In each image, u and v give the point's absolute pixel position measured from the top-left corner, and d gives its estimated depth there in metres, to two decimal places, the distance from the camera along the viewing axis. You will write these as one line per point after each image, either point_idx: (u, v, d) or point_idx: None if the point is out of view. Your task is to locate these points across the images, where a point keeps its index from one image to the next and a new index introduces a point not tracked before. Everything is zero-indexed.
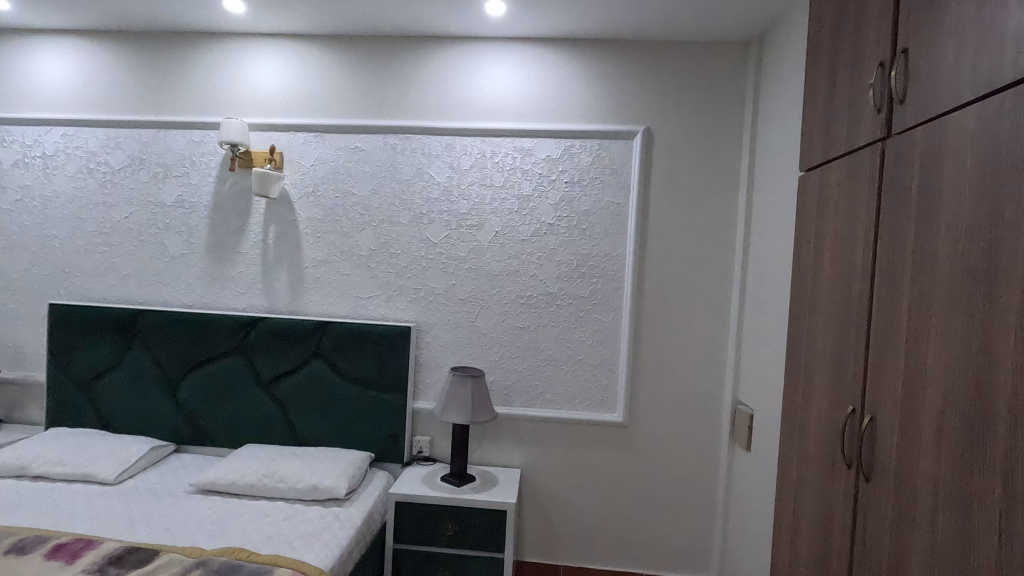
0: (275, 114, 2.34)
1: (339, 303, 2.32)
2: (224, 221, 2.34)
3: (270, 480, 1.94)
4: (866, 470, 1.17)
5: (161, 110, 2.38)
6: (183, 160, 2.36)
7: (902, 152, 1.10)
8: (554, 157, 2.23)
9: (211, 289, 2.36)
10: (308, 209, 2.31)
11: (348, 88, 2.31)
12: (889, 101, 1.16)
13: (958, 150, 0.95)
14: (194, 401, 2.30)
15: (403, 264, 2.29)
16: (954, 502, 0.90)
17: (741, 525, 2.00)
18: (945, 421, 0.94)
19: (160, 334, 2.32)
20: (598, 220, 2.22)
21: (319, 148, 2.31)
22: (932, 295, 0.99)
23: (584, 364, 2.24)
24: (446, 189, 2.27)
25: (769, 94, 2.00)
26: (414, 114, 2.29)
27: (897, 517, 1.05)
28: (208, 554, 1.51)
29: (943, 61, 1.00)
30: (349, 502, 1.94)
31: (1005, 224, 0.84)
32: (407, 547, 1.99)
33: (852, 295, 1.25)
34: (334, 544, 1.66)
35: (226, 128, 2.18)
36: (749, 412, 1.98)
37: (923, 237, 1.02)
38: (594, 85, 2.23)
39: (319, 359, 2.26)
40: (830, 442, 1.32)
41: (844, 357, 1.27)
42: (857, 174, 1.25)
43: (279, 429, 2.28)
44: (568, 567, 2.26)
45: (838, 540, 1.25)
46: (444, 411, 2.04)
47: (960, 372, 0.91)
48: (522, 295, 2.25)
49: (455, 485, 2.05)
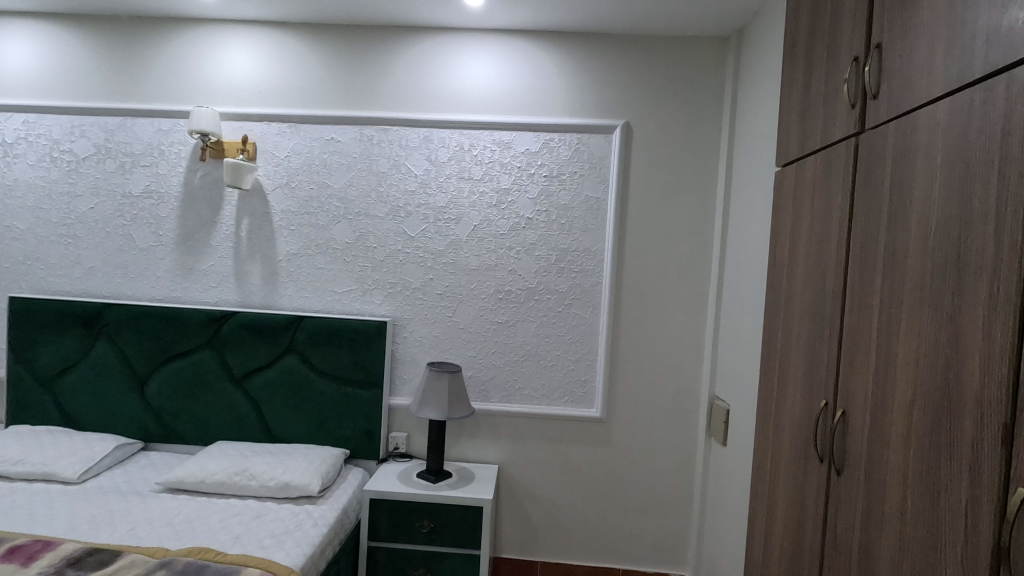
0: (248, 104, 2.28)
1: (314, 297, 2.28)
2: (195, 212, 2.28)
3: (241, 478, 1.90)
4: (838, 464, 1.17)
5: (128, 97, 2.31)
6: (151, 150, 2.29)
7: (876, 147, 1.09)
8: (532, 151, 2.20)
9: (181, 283, 2.31)
10: (282, 201, 2.26)
11: (323, 77, 2.26)
12: (863, 97, 1.16)
13: (929, 145, 0.94)
14: (164, 397, 2.25)
15: (380, 257, 2.25)
16: (922, 495, 0.90)
17: (718, 520, 2.01)
18: (913, 416, 0.94)
19: (127, 328, 2.25)
20: (576, 215, 2.20)
21: (293, 139, 2.26)
22: (903, 290, 0.99)
23: (562, 359, 2.23)
24: (423, 182, 2.23)
25: (748, 90, 2.00)
26: (390, 105, 2.25)
27: (867, 511, 1.05)
28: (173, 555, 1.48)
29: (916, 57, 1.00)
30: (323, 500, 1.91)
31: (974, 218, 0.84)
32: (382, 544, 1.97)
33: (825, 291, 1.25)
34: (306, 543, 1.63)
35: (197, 116, 2.11)
36: (726, 407, 1.98)
37: (894, 232, 1.02)
38: (573, 78, 2.20)
39: (293, 354, 2.23)
40: (803, 436, 1.33)
41: (818, 352, 1.27)
42: (832, 170, 1.25)
43: (252, 425, 2.23)
44: (546, 563, 2.26)
45: (810, 534, 1.26)
46: (420, 407, 2.02)
47: (929, 366, 0.91)
48: (500, 290, 2.23)
49: (432, 482, 2.03)
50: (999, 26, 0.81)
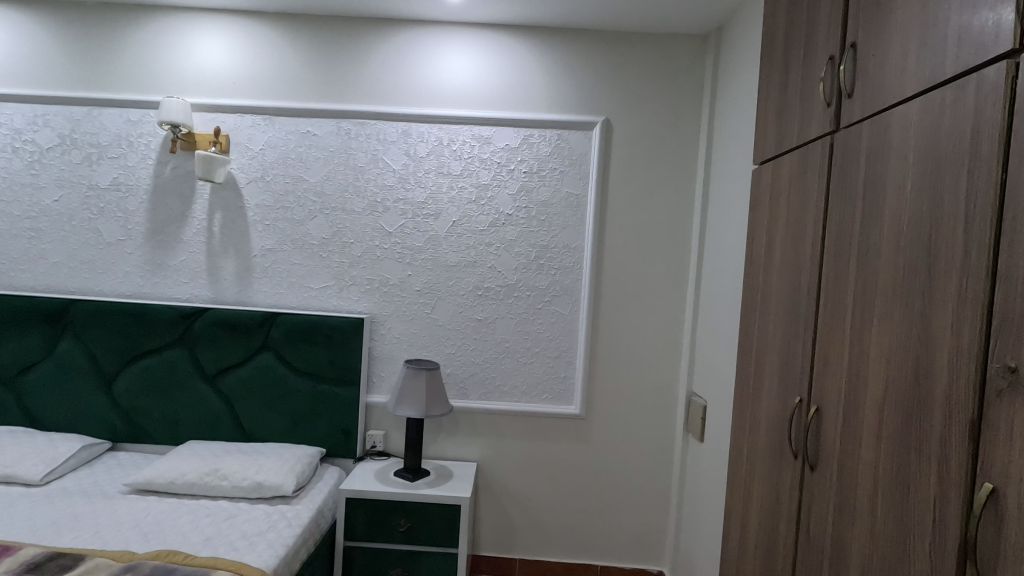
0: (221, 95, 2.22)
1: (289, 293, 2.23)
2: (165, 206, 2.22)
3: (213, 478, 1.86)
4: (812, 460, 1.18)
5: (95, 86, 2.23)
6: (119, 140, 2.22)
7: (850, 145, 1.10)
8: (512, 146, 2.19)
9: (150, 278, 2.24)
10: (256, 195, 2.21)
11: (299, 69, 2.21)
12: (838, 96, 1.16)
13: (902, 144, 0.95)
14: (132, 396, 2.19)
15: (357, 253, 2.22)
16: (893, 491, 0.91)
17: (695, 517, 2.02)
18: (884, 411, 0.95)
19: (94, 325, 2.19)
20: (556, 211, 2.20)
21: (268, 132, 2.21)
22: (876, 288, 1.00)
23: (541, 356, 2.22)
24: (402, 177, 2.20)
25: (727, 88, 2.01)
26: (368, 98, 2.21)
27: (839, 507, 1.06)
28: (139, 558, 1.44)
29: (890, 56, 1.00)
30: (297, 499, 1.88)
31: (945, 217, 0.85)
32: (358, 544, 1.94)
33: (800, 288, 1.27)
34: (279, 544, 1.60)
35: (167, 107, 2.05)
36: (703, 404, 2.00)
37: (867, 230, 1.03)
38: (554, 74, 2.19)
39: (267, 351, 2.18)
40: (778, 433, 1.34)
41: (793, 348, 1.28)
42: (807, 168, 1.26)
43: (224, 424, 2.18)
44: (525, 561, 2.25)
45: (784, 529, 1.27)
46: (397, 405, 1.99)
47: (900, 362, 0.92)
48: (479, 286, 2.21)
49: (409, 480, 2.01)
50: (970, 27, 0.81)
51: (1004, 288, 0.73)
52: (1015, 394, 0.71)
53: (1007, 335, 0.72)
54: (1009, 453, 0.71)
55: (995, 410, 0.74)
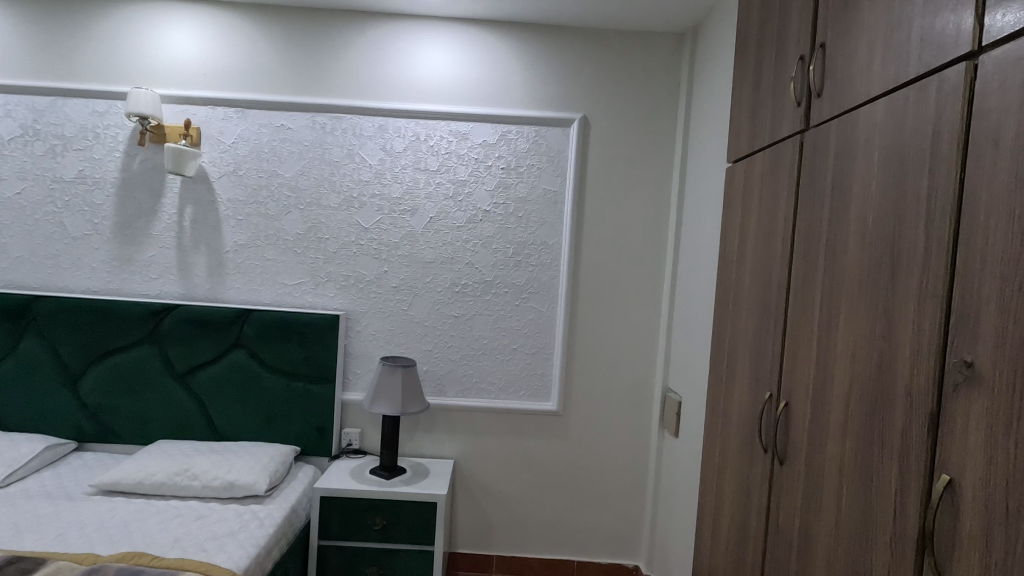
0: (192, 86, 2.17)
1: (262, 290, 2.19)
2: (134, 200, 2.17)
3: (183, 478, 1.82)
4: (781, 455, 1.20)
5: (60, 76, 2.17)
6: (85, 132, 2.16)
7: (819, 144, 1.12)
8: (489, 142, 2.18)
9: (118, 274, 2.18)
10: (229, 189, 2.17)
11: (271, 61, 2.17)
12: (808, 95, 1.18)
13: (868, 143, 0.97)
14: (99, 394, 2.13)
15: (333, 249, 2.19)
16: (857, 484, 0.93)
17: (670, 512, 2.05)
18: (849, 406, 0.97)
19: (58, 322, 2.13)
20: (533, 208, 2.19)
21: (240, 125, 2.17)
22: (843, 284, 1.01)
23: (519, 353, 2.22)
24: (378, 172, 2.18)
25: (703, 86, 2.02)
26: (343, 92, 2.18)
27: (807, 501, 1.08)
28: (104, 561, 1.40)
29: (857, 56, 1.02)
30: (270, 499, 1.85)
31: (907, 215, 0.86)
32: (333, 543, 1.92)
33: (771, 286, 1.28)
34: (251, 544, 1.57)
35: (135, 98, 2.00)
36: (678, 400, 2.02)
37: (835, 228, 1.05)
38: (532, 71, 2.19)
39: (240, 348, 2.15)
40: (749, 428, 1.35)
41: (764, 344, 1.30)
42: (779, 167, 1.28)
43: (196, 423, 2.14)
44: (501, 558, 2.25)
45: (754, 523, 1.29)
46: (373, 403, 1.97)
47: (865, 358, 0.94)
48: (457, 283, 2.20)
49: (385, 478, 1.99)
50: (932, 28, 0.83)
51: (961, 285, 0.75)
52: (971, 388, 0.72)
53: (964, 331, 0.74)
54: (965, 445, 0.73)
55: (953, 404, 0.75)
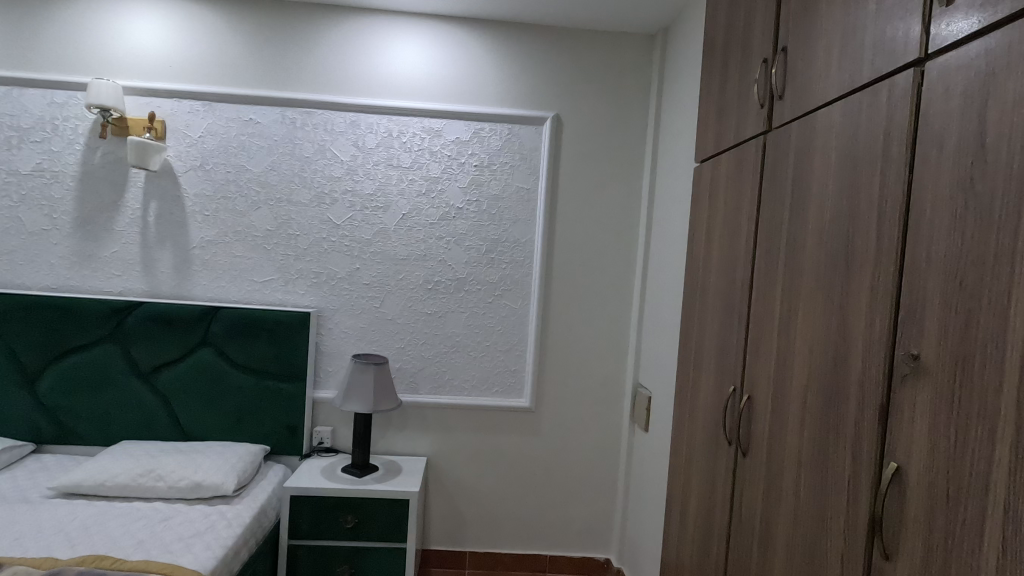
0: (156, 78, 2.12)
1: (230, 287, 2.15)
2: (94, 194, 2.10)
3: (147, 479, 1.78)
4: (744, 447, 1.24)
5: (16, 65, 2.09)
6: (43, 123, 2.09)
7: (781, 145, 1.15)
8: (462, 139, 2.18)
9: (79, 270, 2.12)
10: (195, 184, 2.13)
11: (239, 55, 2.13)
12: (771, 97, 1.21)
13: (826, 144, 1.00)
14: (59, 395, 2.07)
15: (303, 245, 2.16)
16: (814, 473, 0.97)
17: (640, 505, 2.09)
18: (808, 398, 1.01)
19: (15, 320, 2.05)
20: (506, 205, 2.20)
21: (208, 118, 2.12)
22: (801, 280, 1.05)
23: (491, 350, 2.23)
24: (350, 168, 2.16)
25: (672, 87, 2.06)
26: (314, 87, 2.15)
27: (768, 490, 1.12)
28: (64, 565, 1.36)
29: (816, 60, 1.06)
30: (238, 499, 1.82)
31: (861, 214, 0.90)
32: (303, 543, 1.90)
33: (735, 282, 1.32)
34: (218, 545, 1.55)
35: (95, 89, 1.94)
36: (648, 395, 2.05)
37: (795, 227, 1.08)
38: (505, 68, 2.19)
39: (207, 347, 2.11)
40: (714, 421, 1.39)
41: (728, 339, 1.33)
42: (743, 166, 1.31)
43: (161, 423, 2.10)
44: (474, 555, 2.26)
45: (719, 514, 1.33)
46: (344, 402, 1.95)
47: (822, 352, 0.97)
48: (430, 280, 2.20)
49: (357, 477, 1.98)
50: (884, 35, 0.87)
51: (909, 282, 0.79)
52: (917, 379, 0.76)
53: (911, 326, 0.78)
54: (911, 433, 0.76)
55: (901, 395, 0.79)
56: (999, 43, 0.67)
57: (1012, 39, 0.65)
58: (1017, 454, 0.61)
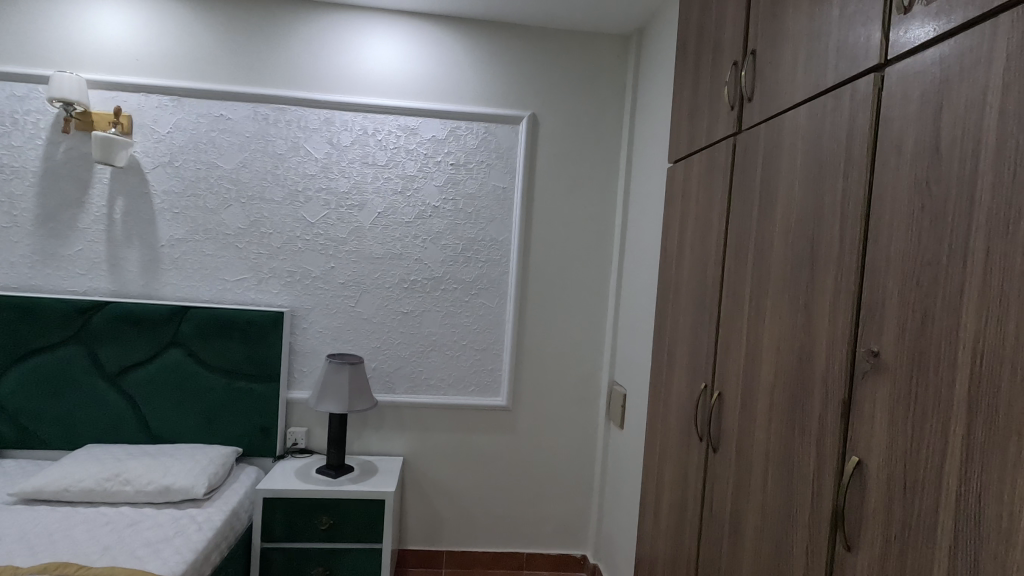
0: (122, 71, 2.06)
1: (201, 286, 2.11)
2: (58, 191, 2.04)
3: (114, 484, 1.74)
4: (714, 443, 1.26)
5: None
6: (2, 118, 2.01)
7: (750, 146, 1.18)
8: (438, 138, 2.17)
9: (41, 268, 2.05)
10: (164, 181, 2.08)
11: (209, 50, 2.09)
12: (740, 100, 1.24)
13: (792, 145, 1.03)
14: (21, 398, 2.01)
15: (276, 244, 2.13)
16: (781, 468, 0.99)
17: (615, 502, 2.11)
18: (775, 394, 1.03)
19: None
20: (482, 204, 2.20)
21: (176, 114, 2.08)
22: (769, 279, 1.07)
23: (468, 349, 2.23)
24: (324, 165, 2.13)
25: (647, 88, 2.08)
26: (287, 83, 2.12)
27: (738, 485, 1.14)
28: (24, 573, 1.32)
29: (783, 64, 1.08)
30: (209, 502, 1.79)
31: (825, 215, 0.92)
32: (277, 545, 1.88)
33: (706, 281, 1.34)
34: (188, 549, 1.52)
35: (57, 82, 1.88)
36: (623, 392, 2.08)
37: (763, 227, 1.10)
38: (481, 67, 2.19)
39: (177, 347, 2.06)
40: (686, 418, 1.41)
41: (700, 337, 1.36)
42: (714, 167, 1.33)
43: (129, 426, 2.05)
44: (452, 554, 2.26)
45: (691, 509, 1.35)
46: (319, 402, 1.93)
47: (788, 349, 1.00)
48: (406, 279, 2.18)
49: (332, 477, 1.96)
50: (847, 41, 0.89)
51: (870, 280, 0.81)
52: (876, 376, 0.78)
53: (871, 324, 0.80)
54: (872, 428, 0.79)
55: (862, 391, 0.81)
56: (952, 51, 0.69)
57: (964, 48, 0.67)
58: (967, 446, 0.64)
